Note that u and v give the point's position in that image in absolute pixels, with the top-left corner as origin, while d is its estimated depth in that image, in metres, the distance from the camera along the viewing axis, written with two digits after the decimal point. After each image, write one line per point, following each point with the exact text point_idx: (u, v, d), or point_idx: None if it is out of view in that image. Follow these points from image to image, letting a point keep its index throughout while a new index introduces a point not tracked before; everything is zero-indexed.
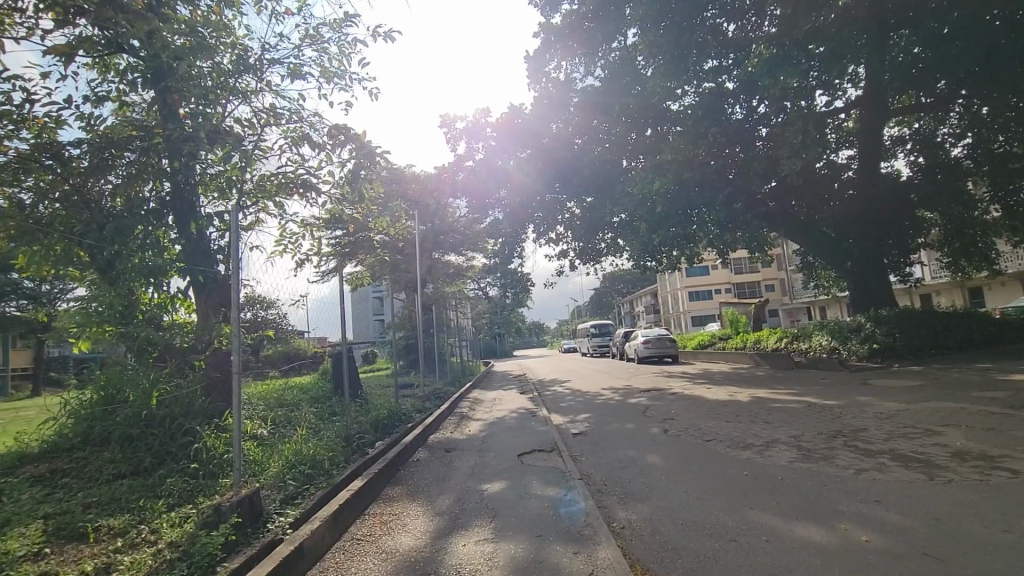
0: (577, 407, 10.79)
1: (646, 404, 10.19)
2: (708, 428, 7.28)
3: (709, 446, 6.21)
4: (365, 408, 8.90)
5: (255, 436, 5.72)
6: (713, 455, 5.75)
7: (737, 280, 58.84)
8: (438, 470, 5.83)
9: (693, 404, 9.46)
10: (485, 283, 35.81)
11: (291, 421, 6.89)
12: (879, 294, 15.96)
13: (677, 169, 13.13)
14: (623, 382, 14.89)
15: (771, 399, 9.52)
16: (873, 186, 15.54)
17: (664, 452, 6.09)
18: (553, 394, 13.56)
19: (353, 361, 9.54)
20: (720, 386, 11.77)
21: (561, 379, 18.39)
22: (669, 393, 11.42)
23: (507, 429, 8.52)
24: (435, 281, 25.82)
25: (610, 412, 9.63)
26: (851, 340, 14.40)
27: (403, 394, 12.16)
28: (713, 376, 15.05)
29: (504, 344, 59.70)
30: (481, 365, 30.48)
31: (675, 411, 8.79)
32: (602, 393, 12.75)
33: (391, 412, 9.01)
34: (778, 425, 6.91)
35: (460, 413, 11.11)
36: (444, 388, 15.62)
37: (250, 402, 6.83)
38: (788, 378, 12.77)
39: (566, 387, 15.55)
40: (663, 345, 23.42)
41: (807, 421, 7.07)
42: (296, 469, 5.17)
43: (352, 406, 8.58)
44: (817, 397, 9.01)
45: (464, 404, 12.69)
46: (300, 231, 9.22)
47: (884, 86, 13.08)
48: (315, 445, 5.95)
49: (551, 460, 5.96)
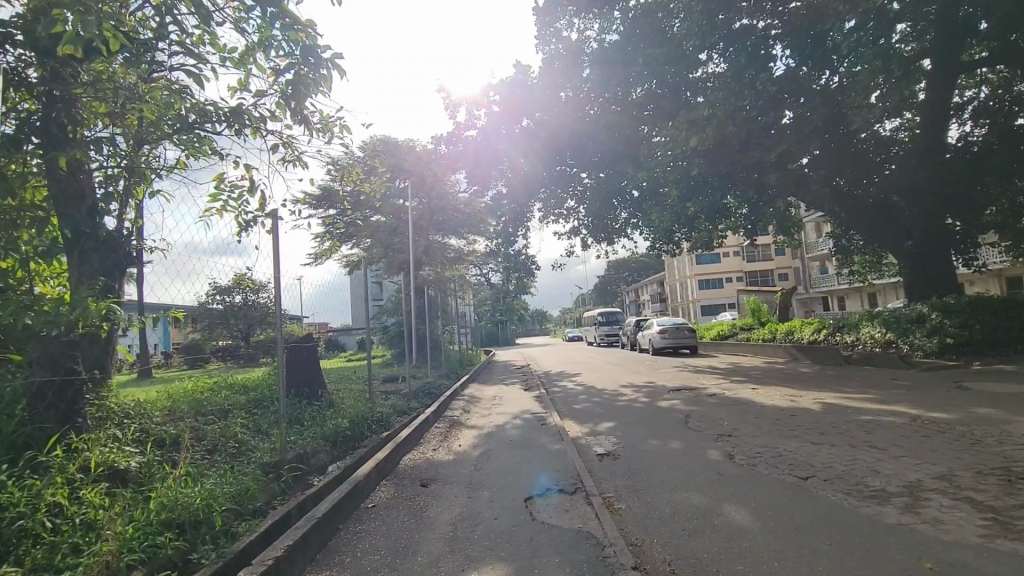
0: (596, 411, 8.78)
1: (681, 410, 8.15)
2: (790, 452, 5.22)
3: (813, 490, 4.13)
4: (325, 411, 6.84)
5: (114, 473, 3.70)
6: (830, 512, 3.65)
7: (750, 268, 56.61)
8: (402, 528, 3.78)
9: (747, 413, 7.41)
10: (487, 268, 33.71)
11: (196, 443, 4.84)
12: (942, 279, 13.81)
13: (716, 125, 10.95)
14: (644, 378, 12.80)
15: (848, 406, 7.39)
16: (940, 153, 13.26)
17: (746, 500, 4.01)
18: (563, 392, 11.55)
19: (312, 354, 7.44)
20: (767, 387, 9.72)
21: (570, 371, 16.39)
22: (704, 395, 9.41)
23: (509, 444, 6.45)
24: (432, 263, 23.74)
25: (638, 420, 7.62)
26: (914, 332, 12.29)
27: (382, 395, 10.05)
28: (749, 372, 12.97)
29: (506, 331, 57.65)
30: (480, 354, 28.36)
31: (729, 424, 6.71)
32: (623, 392, 10.71)
33: (359, 418, 6.99)
34: (899, 455, 4.81)
35: (451, 415, 9.06)
36: (437, 383, 13.57)
37: (139, 414, 4.84)
38: (846, 377, 10.64)
39: (576, 382, 13.49)
40: (680, 335, 21.33)
41: (935, 447, 5.00)
42: (152, 539, 3.12)
43: (304, 413, 6.53)
44: (912, 407, 6.95)
45: (457, 403, 10.67)
46: (243, 185, 7.07)
47: (970, 25, 10.79)
48: (212, 487, 3.92)
49: (577, 513, 3.89)
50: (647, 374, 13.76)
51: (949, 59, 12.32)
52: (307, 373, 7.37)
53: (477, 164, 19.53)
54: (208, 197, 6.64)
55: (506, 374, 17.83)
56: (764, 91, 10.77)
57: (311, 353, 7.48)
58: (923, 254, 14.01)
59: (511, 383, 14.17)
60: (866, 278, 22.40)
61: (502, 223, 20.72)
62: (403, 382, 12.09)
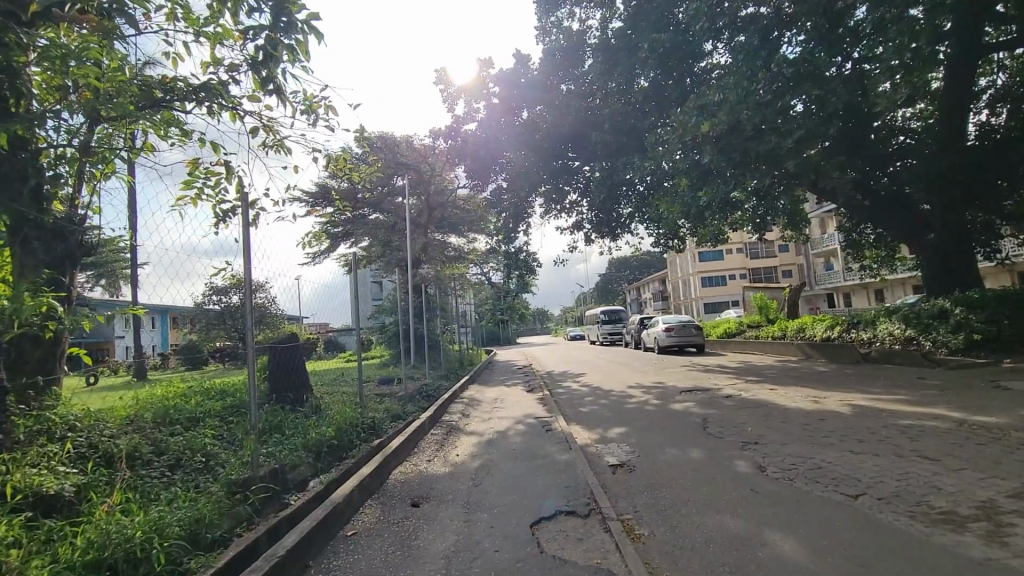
0: (605, 415, 8.21)
1: (697, 414, 7.56)
2: (829, 464, 4.63)
3: (867, 512, 3.53)
4: (310, 418, 6.26)
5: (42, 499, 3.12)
6: (897, 543, 3.05)
7: (753, 265, 56.03)
8: (386, 563, 3.18)
9: (770, 417, 6.81)
10: (488, 267, 33.26)
11: (152, 462, 4.24)
12: (963, 273, 13.18)
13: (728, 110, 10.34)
14: (653, 378, 12.21)
15: (881, 408, 6.79)
16: (961, 140, 12.65)
17: (790, 525, 3.41)
18: (568, 393, 10.97)
19: (298, 354, 6.87)
20: (786, 387, 9.12)
21: (574, 371, 15.82)
22: (719, 396, 8.83)
23: (512, 453, 5.87)
24: (431, 261, 23.18)
25: (651, 425, 7.02)
26: (936, 328, 11.68)
27: (376, 399, 9.46)
28: (763, 371, 12.36)
29: (507, 331, 57.08)
30: (481, 354, 27.74)
31: (752, 430, 6.13)
32: (631, 394, 10.12)
33: (347, 425, 6.40)
34: (959, 468, 4.20)
35: (449, 420, 8.48)
36: (436, 385, 12.99)
37: (90, 426, 4.27)
38: (869, 376, 10.03)
39: (581, 383, 12.90)
40: (687, 333, 20.74)
41: (997, 458, 4.39)
42: None
43: (285, 420, 5.94)
44: (953, 409, 6.35)
45: (457, 406, 10.09)
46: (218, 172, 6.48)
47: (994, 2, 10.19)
48: (162, 514, 3.33)
49: (592, 543, 3.30)
50: (656, 374, 13.16)
51: (970, 40, 11.73)
52: (293, 377, 6.77)
53: (475, 159, 18.79)
54: (181, 184, 6.07)
55: (508, 375, 17.23)
56: (779, 74, 10.21)
57: (299, 357, 6.88)
58: (943, 247, 13.41)
59: (513, 384, 13.57)
60: (878, 273, 21.78)
61: (501, 220, 19.84)
62: (401, 384, 11.52)
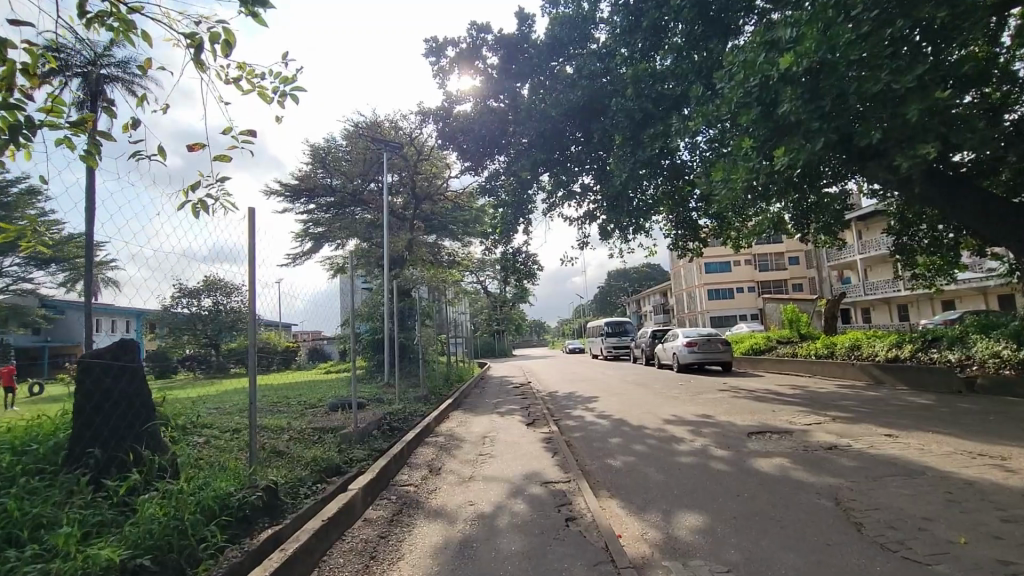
0: (649, 476, 5.27)
1: (810, 483, 4.64)
2: None
3: None
4: (120, 516, 3.26)
5: None
6: None
7: (763, 277, 53.30)
8: None
9: (961, 503, 3.90)
10: (482, 271, 30.26)
11: None
12: None
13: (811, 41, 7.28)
14: (693, 409, 9.25)
15: None
16: None
17: None
18: (583, 431, 7.98)
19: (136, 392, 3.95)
20: (913, 435, 6.18)
21: (584, 395, 12.77)
22: (817, 448, 5.90)
23: None
24: (416, 261, 20.23)
25: (747, 510, 4.09)
26: None
27: (306, 441, 6.48)
28: (837, 402, 9.40)
29: (502, 343, 53.74)
30: (473, 368, 24.54)
31: (963, 545, 3.23)
32: (676, 435, 7.15)
33: (197, 508, 3.50)
34: None
35: (410, 478, 5.46)
36: (409, 411, 9.97)
37: None
38: (1014, 416, 7.09)
39: (598, 412, 9.87)
40: (711, 349, 17.76)
41: None
42: None
43: (50, 521, 2.98)
44: None
45: (428, 447, 7.10)
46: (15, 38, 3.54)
47: None
48: None
49: None
50: (693, 403, 10.18)
51: None
52: (119, 412, 3.82)
53: (463, 136, 15.71)
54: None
55: (503, 396, 14.22)
56: None
57: (135, 378, 3.98)
58: None
59: (508, 411, 10.53)
60: (933, 284, 18.89)
61: (496, 213, 16.75)
62: (357, 413, 8.53)
